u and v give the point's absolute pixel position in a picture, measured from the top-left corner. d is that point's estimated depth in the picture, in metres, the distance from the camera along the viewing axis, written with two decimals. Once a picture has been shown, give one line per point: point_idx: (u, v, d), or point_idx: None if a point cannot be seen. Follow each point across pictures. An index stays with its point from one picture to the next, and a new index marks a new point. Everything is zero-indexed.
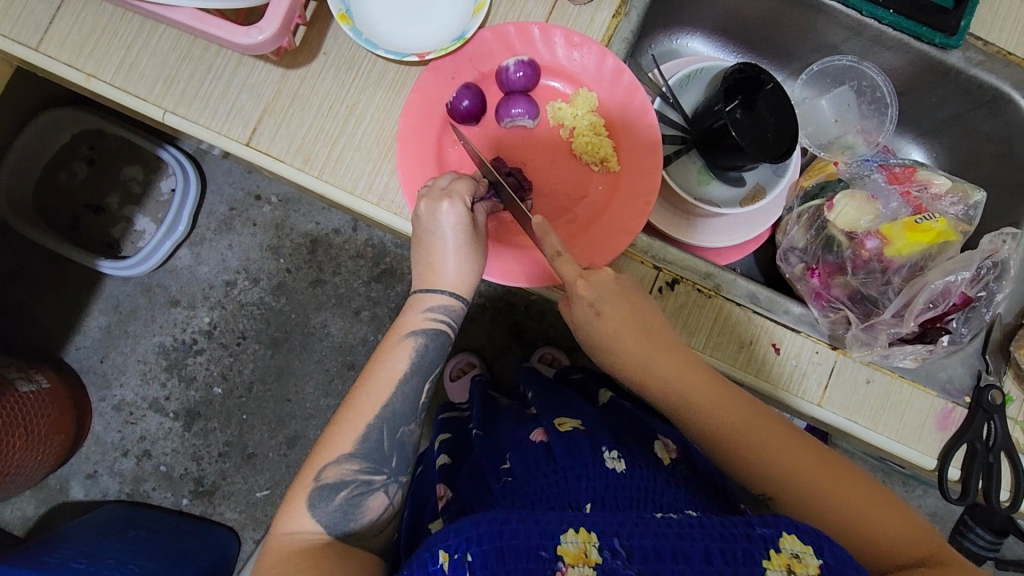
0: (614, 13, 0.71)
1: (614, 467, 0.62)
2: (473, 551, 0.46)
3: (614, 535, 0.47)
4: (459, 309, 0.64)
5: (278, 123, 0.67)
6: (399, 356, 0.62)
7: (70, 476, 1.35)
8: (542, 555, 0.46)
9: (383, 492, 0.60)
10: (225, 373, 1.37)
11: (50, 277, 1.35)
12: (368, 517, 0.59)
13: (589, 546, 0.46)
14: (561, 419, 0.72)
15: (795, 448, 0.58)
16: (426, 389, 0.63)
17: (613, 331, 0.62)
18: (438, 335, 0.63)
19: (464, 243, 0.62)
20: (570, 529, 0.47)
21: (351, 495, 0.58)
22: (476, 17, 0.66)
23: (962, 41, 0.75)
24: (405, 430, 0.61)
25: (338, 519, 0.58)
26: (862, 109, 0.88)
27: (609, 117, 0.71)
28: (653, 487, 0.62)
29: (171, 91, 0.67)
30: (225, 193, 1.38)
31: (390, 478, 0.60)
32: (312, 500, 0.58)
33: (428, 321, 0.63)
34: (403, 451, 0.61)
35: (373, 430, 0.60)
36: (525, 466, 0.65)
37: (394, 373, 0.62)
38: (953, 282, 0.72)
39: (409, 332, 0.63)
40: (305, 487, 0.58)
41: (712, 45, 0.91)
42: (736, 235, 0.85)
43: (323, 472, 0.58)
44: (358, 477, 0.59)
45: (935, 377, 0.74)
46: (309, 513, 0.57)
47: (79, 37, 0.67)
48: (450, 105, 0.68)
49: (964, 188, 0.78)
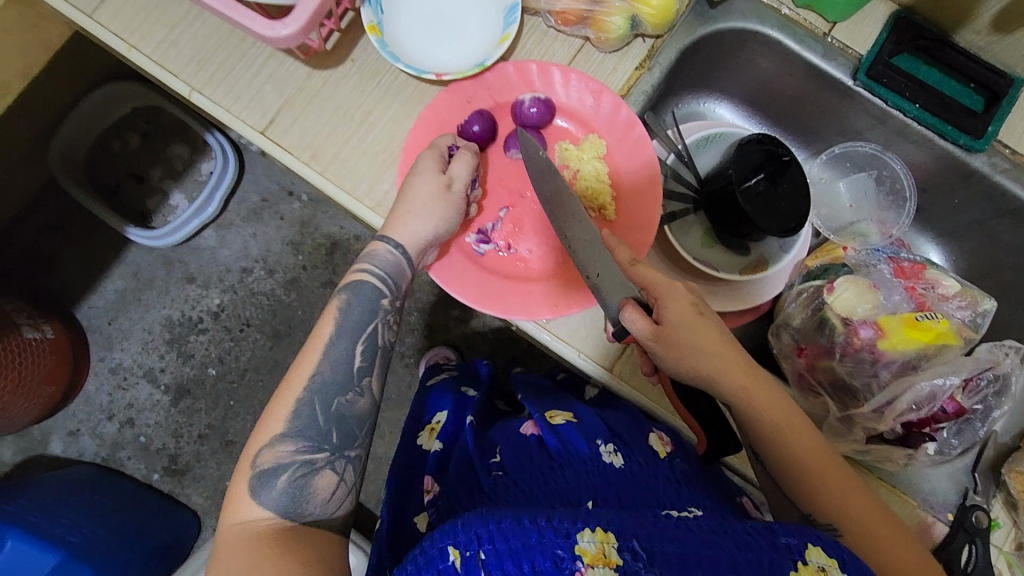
0: (637, 66, 0.74)
1: (611, 461, 0.66)
2: (485, 549, 0.46)
3: (634, 537, 0.45)
4: (394, 258, 0.63)
5: (294, 117, 0.70)
6: (329, 319, 0.60)
7: (54, 430, 1.37)
8: (557, 553, 0.45)
9: (330, 470, 0.56)
10: (222, 356, 1.39)
11: (78, 235, 1.40)
12: (320, 497, 0.55)
13: (607, 546, 0.44)
14: (552, 412, 0.75)
15: (808, 438, 0.60)
16: (360, 349, 0.60)
17: (701, 338, 0.59)
18: (371, 289, 0.62)
19: (424, 196, 0.63)
20: (586, 527, 0.45)
21: (293, 478, 0.54)
22: (501, 47, 0.68)
23: (988, 145, 0.74)
24: (343, 400, 0.58)
25: (286, 503, 0.54)
26: (879, 199, 0.87)
27: (615, 168, 0.70)
28: (653, 482, 0.64)
29: (202, 72, 0.70)
30: (260, 183, 1.43)
31: (334, 454, 0.57)
32: (253, 488, 0.54)
33: (364, 277, 0.62)
34: (344, 424, 0.58)
35: (304, 404, 0.57)
36: (518, 461, 0.66)
37: (323, 337, 0.59)
38: (941, 386, 0.68)
39: (341, 290, 0.62)
40: (242, 476, 0.55)
41: (739, 114, 0.91)
42: (747, 300, 0.80)
43: (257, 458, 0.55)
44: (296, 459, 0.55)
45: (916, 488, 0.71)
46: (253, 501, 0.54)
47: (130, 11, 0.71)
48: (460, 128, 0.69)
49: (974, 294, 0.75)
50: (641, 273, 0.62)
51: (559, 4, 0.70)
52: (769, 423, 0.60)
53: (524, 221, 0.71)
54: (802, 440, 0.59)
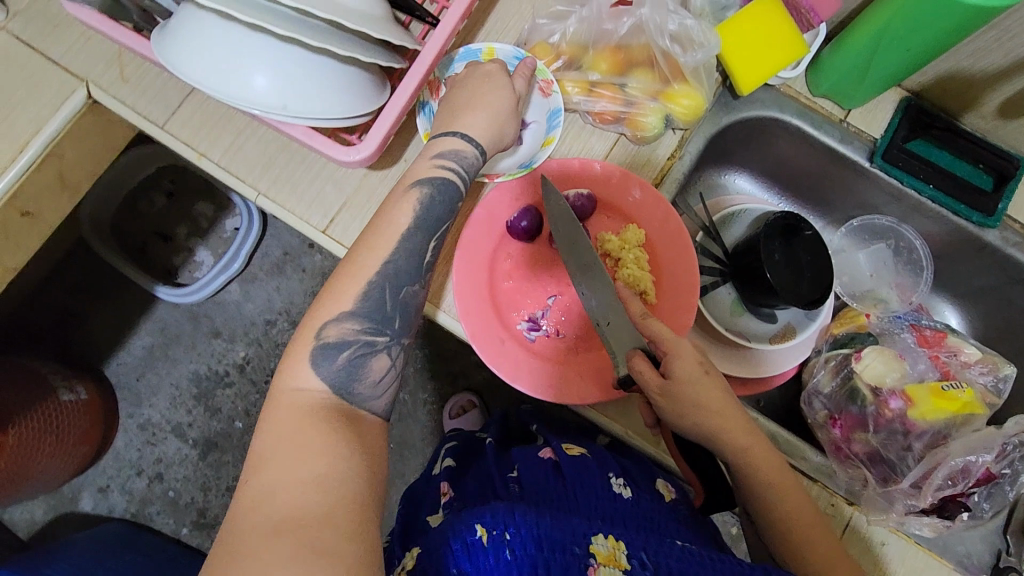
0: (669, 155, 0.79)
1: (621, 492, 0.71)
2: (509, 532, 0.55)
3: (642, 550, 0.57)
4: (469, 158, 0.65)
5: (354, 216, 0.75)
6: (404, 209, 0.62)
7: (84, 487, 1.39)
8: (575, 551, 0.55)
9: (385, 355, 0.61)
10: (248, 409, 1.42)
11: (104, 293, 1.42)
12: (372, 377, 0.60)
13: (618, 551, 0.56)
14: (570, 445, 0.82)
15: (798, 496, 0.63)
16: (431, 248, 0.64)
17: (704, 395, 0.63)
18: (445, 182, 0.64)
19: (498, 102, 0.68)
20: (601, 535, 0.57)
21: (353, 356, 0.59)
22: (545, 150, 0.74)
23: (999, 222, 0.79)
24: (409, 290, 0.62)
25: (342, 378, 0.58)
26: (897, 267, 0.92)
27: (655, 255, 0.75)
28: (657, 516, 0.69)
29: (267, 176, 0.76)
30: (282, 238, 1.45)
31: (391, 341, 0.62)
32: (314, 359, 0.58)
33: (436, 170, 0.64)
34: (405, 314, 0.62)
35: (374, 288, 0.60)
36: (534, 477, 0.73)
37: (399, 227, 0.62)
38: (974, 461, 0.72)
39: (416, 182, 0.63)
40: (305, 346, 0.58)
41: (757, 185, 0.96)
42: (767, 369, 0.85)
43: (324, 330, 0.59)
44: (360, 338, 0.59)
45: (952, 549, 0.73)
46: (312, 370, 0.58)
47: (199, 121, 0.76)
48: (509, 224, 0.74)
49: (994, 360, 0.80)
50: (654, 326, 0.65)
51: (598, 104, 0.75)
52: (767, 483, 0.63)
53: (570, 308, 0.76)
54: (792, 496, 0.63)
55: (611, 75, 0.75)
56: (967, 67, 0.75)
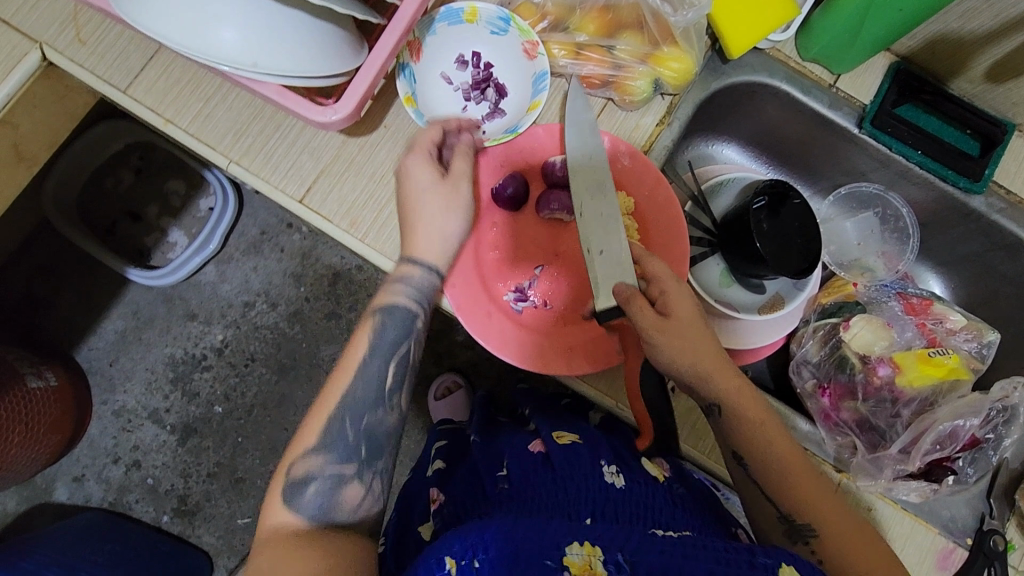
0: (657, 121, 0.76)
1: (613, 481, 0.67)
2: (480, 558, 0.50)
3: (619, 551, 0.50)
4: (422, 278, 0.65)
5: (331, 185, 0.72)
6: (366, 338, 0.63)
7: (57, 477, 1.35)
8: (548, 565, 0.49)
9: (355, 485, 0.59)
10: (228, 393, 1.38)
11: (73, 276, 1.36)
12: (344, 507, 0.59)
13: (594, 559, 0.49)
14: (560, 432, 0.78)
15: (785, 445, 0.62)
16: (395, 368, 0.63)
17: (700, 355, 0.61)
18: (401, 307, 0.64)
19: (432, 203, 0.65)
20: (575, 541, 0.50)
21: (322, 490, 0.58)
22: (531, 114, 0.71)
23: (985, 188, 0.79)
24: (371, 420, 0.61)
25: (314, 512, 0.58)
26: (884, 235, 0.92)
27: (645, 224, 0.73)
28: (650, 501, 0.65)
29: (238, 144, 0.72)
30: (259, 216, 1.40)
31: (361, 469, 0.60)
32: (287, 497, 0.58)
33: (393, 295, 0.64)
34: (372, 443, 0.61)
35: (336, 423, 0.60)
36: (523, 472, 0.70)
37: (358, 358, 0.62)
38: (961, 426, 0.73)
39: (375, 309, 0.64)
40: (279, 481, 0.59)
41: (745, 154, 0.95)
42: (752, 339, 0.84)
43: (293, 466, 0.59)
44: (327, 472, 0.59)
45: (937, 515, 0.73)
46: (286, 509, 0.58)
47: (165, 86, 0.72)
48: (494, 192, 0.72)
49: (978, 326, 0.80)
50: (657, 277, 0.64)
51: (585, 68, 0.73)
52: (755, 435, 0.62)
53: (558, 278, 0.74)
54: (784, 447, 0.62)
55: (598, 36, 0.73)
56: (958, 29, 0.74)
